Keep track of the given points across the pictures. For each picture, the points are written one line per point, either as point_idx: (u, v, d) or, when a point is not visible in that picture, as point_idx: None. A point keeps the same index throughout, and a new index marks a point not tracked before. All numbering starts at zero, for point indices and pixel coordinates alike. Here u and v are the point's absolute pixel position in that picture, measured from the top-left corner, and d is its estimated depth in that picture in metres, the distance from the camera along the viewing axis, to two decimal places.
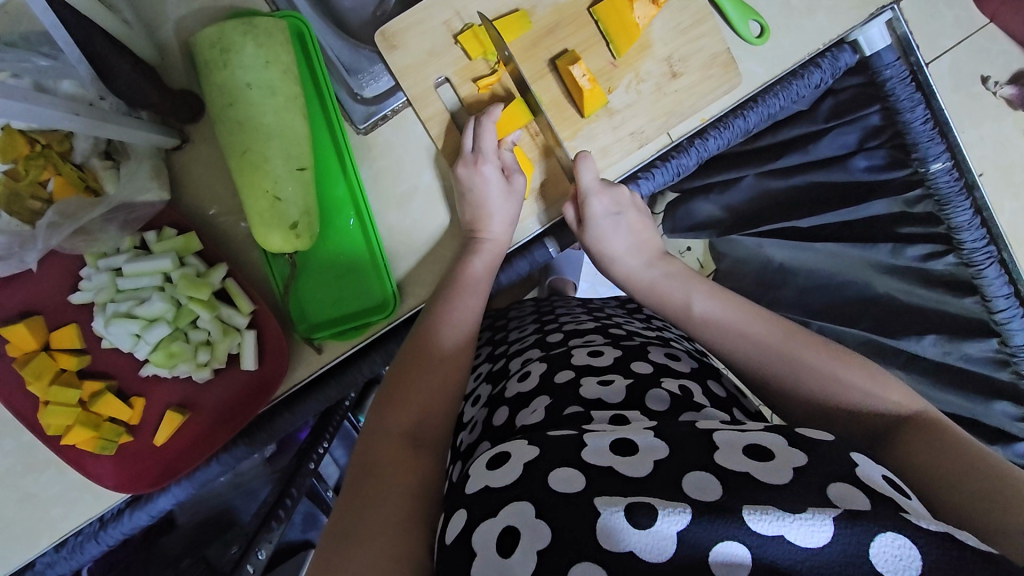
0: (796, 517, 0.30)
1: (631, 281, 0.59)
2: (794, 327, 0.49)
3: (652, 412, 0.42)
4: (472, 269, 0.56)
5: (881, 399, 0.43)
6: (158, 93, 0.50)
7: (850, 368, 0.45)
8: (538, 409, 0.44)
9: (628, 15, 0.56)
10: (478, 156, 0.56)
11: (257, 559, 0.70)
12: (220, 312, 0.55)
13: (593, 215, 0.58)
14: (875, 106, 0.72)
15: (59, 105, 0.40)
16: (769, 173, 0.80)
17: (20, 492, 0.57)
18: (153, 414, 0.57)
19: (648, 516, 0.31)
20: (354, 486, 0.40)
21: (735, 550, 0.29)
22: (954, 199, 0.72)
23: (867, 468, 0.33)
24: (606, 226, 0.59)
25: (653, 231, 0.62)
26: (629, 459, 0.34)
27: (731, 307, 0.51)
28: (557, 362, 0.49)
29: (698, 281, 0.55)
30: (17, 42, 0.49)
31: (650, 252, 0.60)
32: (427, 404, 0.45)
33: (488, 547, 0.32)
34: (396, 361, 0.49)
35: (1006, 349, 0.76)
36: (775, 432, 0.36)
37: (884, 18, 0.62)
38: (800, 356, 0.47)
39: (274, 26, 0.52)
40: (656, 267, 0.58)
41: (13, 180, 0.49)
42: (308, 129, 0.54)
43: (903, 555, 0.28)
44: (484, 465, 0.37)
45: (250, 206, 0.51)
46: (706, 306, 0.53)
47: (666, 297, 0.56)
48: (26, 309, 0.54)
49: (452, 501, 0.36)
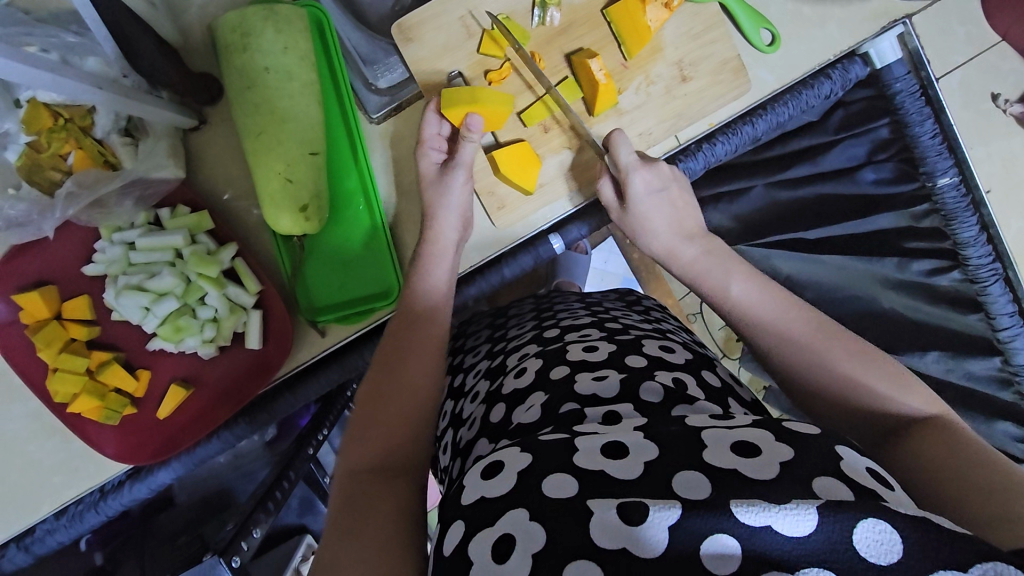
0: (781, 507, 0.30)
1: (673, 257, 0.59)
2: (820, 319, 0.48)
3: (644, 405, 0.43)
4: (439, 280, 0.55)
5: (899, 400, 0.43)
6: (179, 74, 0.51)
7: (868, 367, 0.44)
8: (534, 407, 0.45)
9: (640, 17, 0.57)
10: (451, 164, 0.57)
11: (252, 538, 0.70)
12: (227, 290, 0.56)
13: (635, 192, 0.58)
14: (884, 119, 0.73)
15: (83, 77, 0.42)
16: (778, 183, 0.82)
17: (25, 457, 0.59)
18: (158, 387, 0.58)
19: (641, 513, 0.31)
20: (334, 514, 0.39)
21: (725, 543, 0.30)
22: (960, 215, 0.71)
23: (852, 460, 0.34)
24: (650, 202, 0.59)
25: (694, 208, 0.61)
26: (620, 462, 0.34)
27: (766, 294, 0.51)
28: (552, 358, 0.50)
29: (734, 266, 0.55)
30: (47, 19, 0.51)
31: (690, 228, 0.60)
32: (401, 424, 0.45)
33: (483, 557, 0.32)
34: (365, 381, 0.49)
35: (1009, 368, 0.76)
36: (760, 426, 0.36)
37: (895, 32, 0.63)
38: (823, 350, 0.46)
39: (293, 14, 0.53)
40: (697, 244, 0.58)
41: (35, 151, 0.51)
42: (322, 115, 0.55)
43: (883, 540, 0.29)
44: (479, 474, 0.36)
45: (263, 188, 0.52)
46: (745, 294, 0.52)
47: (702, 277, 0.56)
48: (41, 277, 0.56)
49: (448, 514, 0.36)
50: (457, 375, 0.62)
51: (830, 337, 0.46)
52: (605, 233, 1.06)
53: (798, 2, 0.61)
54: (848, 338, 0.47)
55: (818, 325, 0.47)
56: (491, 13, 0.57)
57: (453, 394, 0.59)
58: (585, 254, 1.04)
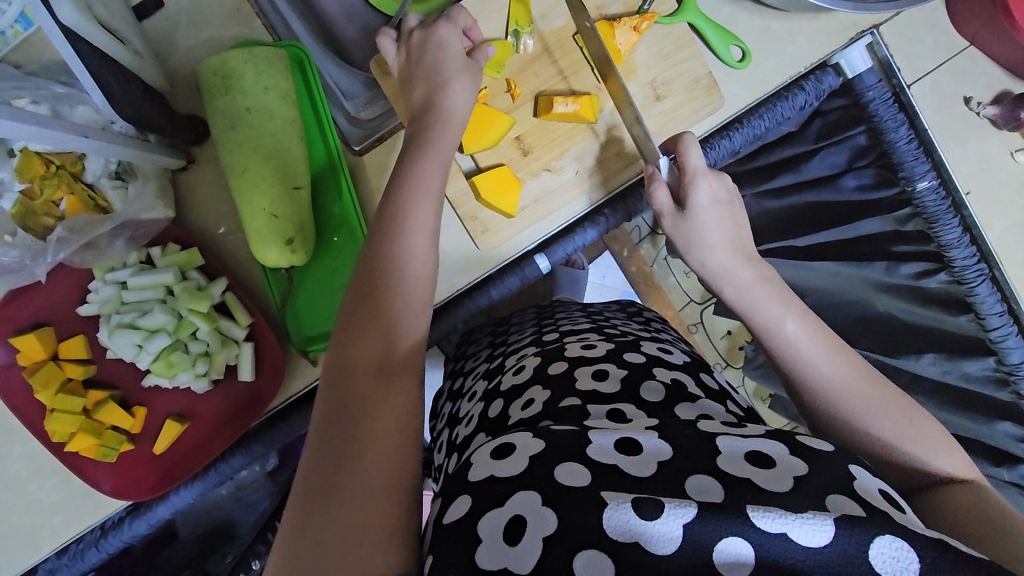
0: (798, 515, 0.30)
1: (726, 277, 0.54)
2: (872, 376, 0.46)
3: (645, 404, 0.44)
4: (411, 214, 0.47)
5: (941, 460, 0.43)
6: (164, 117, 0.53)
7: (916, 425, 0.44)
8: (534, 402, 0.45)
9: (610, 41, 0.59)
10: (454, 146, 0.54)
11: (251, 569, 0.73)
12: (218, 324, 0.57)
13: (697, 202, 0.55)
14: (860, 127, 0.74)
15: (69, 127, 0.42)
16: (766, 193, 0.88)
17: (25, 498, 0.59)
18: (154, 423, 0.59)
19: (655, 509, 0.31)
20: (309, 473, 0.37)
21: (739, 549, 0.30)
22: (942, 217, 0.71)
23: (865, 481, 0.34)
24: (713, 213, 0.55)
25: (747, 232, 0.57)
26: (633, 458, 0.35)
27: (822, 338, 0.48)
28: (550, 356, 0.51)
29: (789, 300, 0.51)
30: (39, 72, 0.54)
31: (745, 249, 0.55)
32: (389, 361, 0.43)
33: (493, 537, 0.32)
34: (346, 309, 0.45)
35: (1003, 368, 0.73)
36: (776, 438, 0.37)
37: (864, 41, 0.65)
38: (874, 410, 0.44)
39: (273, 54, 0.55)
40: (752, 268, 0.54)
41: (30, 199, 0.52)
42: (304, 150, 0.57)
43: (900, 557, 0.29)
44: (488, 453, 0.36)
45: (249, 223, 0.54)
46: (802, 333, 0.48)
47: (755, 306, 0.51)
48: (37, 320, 0.57)
49: (452, 489, 0.36)
50: (458, 379, 0.63)
51: (880, 394, 0.45)
52: (601, 248, 1.06)
53: (766, 19, 0.62)
54: (896, 394, 0.46)
55: (867, 377, 0.46)
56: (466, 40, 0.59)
57: (452, 396, 0.60)
58: (584, 269, 1.05)
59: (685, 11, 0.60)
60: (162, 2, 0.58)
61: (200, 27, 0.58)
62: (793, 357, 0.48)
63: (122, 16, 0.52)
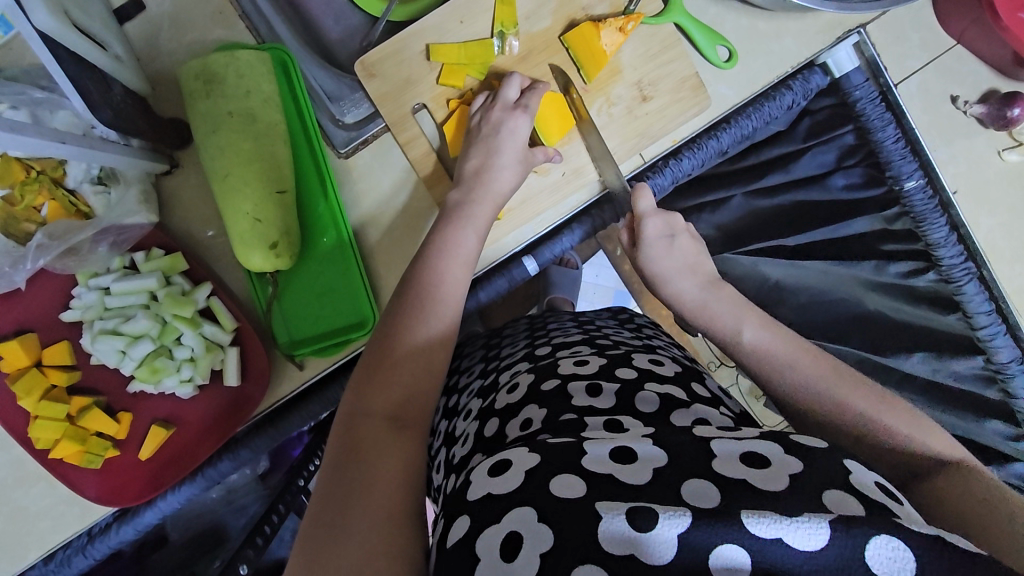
0: (793, 520, 0.30)
1: (683, 301, 0.58)
2: (841, 370, 0.47)
3: (640, 415, 0.44)
4: (430, 265, 0.52)
5: (927, 443, 0.43)
6: (145, 121, 0.53)
7: (891, 412, 0.45)
8: (532, 421, 0.44)
9: (595, 43, 0.58)
10: (461, 176, 0.58)
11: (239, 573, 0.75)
12: (202, 329, 0.57)
13: (647, 236, 0.59)
14: (848, 127, 0.78)
15: (44, 133, 0.41)
16: (756, 193, 0.87)
17: (11, 505, 0.59)
18: (140, 429, 0.59)
19: (648, 520, 0.30)
20: (319, 509, 0.38)
21: (734, 555, 0.30)
22: (929, 217, 0.75)
23: (860, 475, 0.34)
24: (659, 245, 0.59)
25: (707, 256, 0.60)
26: (628, 467, 0.34)
27: (783, 341, 0.51)
28: (543, 372, 0.51)
29: (747, 310, 0.54)
30: (18, 76, 0.53)
31: (702, 272, 0.59)
32: (401, 407, 0.45)
33: (492, 553, 0.32)
34: (362, 361, 0.48)
35: (992, 366, 0.79)
36: (767, 438, 0.37)
37: (851, 41, 0.66)
38: (842, 398, 0.46)
39: (255, 57, 0.55)
40: (708, 289, 0.57)
41: (10, 206, 0.52)
42: (290, 155, 0.56)
43: (896, 557, 0.29)
44: (486, 472, 0.36)
45: (232, 228, 0.53)
46: (758, 339, 0.51)
47: (714, 321, 0.55)
48: (20, 326, 0.56)
49: (452, 508, 0.36)
50: (452, 396, 0.61)
51: (851, 389, 0.46)
52: (595, 247, 1.06)
53: (752, 18, 0.62)
54: (867, 385, 0.46)
55: (837, 373, 0.47)
56: (457, 41, 0.59)
57: (448, 414, 0.59)
58: (576, 268, 1.04)
59: (671, 11, 0.59)
60: (142, 5, 0.57)
61: (182, 30, 0.58)
62: (757, 364, 0.50)
63: (102, 20, 0.51)
